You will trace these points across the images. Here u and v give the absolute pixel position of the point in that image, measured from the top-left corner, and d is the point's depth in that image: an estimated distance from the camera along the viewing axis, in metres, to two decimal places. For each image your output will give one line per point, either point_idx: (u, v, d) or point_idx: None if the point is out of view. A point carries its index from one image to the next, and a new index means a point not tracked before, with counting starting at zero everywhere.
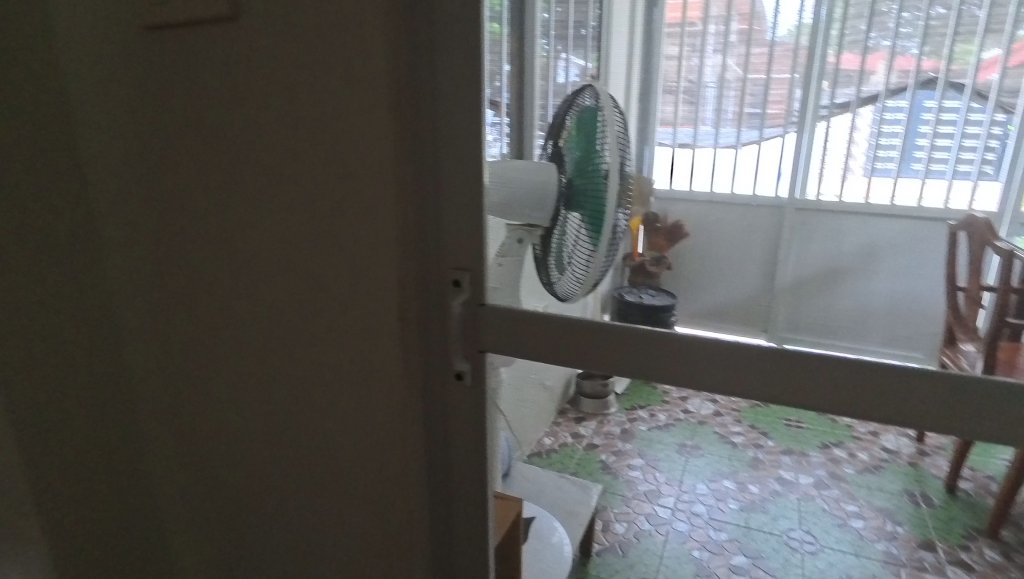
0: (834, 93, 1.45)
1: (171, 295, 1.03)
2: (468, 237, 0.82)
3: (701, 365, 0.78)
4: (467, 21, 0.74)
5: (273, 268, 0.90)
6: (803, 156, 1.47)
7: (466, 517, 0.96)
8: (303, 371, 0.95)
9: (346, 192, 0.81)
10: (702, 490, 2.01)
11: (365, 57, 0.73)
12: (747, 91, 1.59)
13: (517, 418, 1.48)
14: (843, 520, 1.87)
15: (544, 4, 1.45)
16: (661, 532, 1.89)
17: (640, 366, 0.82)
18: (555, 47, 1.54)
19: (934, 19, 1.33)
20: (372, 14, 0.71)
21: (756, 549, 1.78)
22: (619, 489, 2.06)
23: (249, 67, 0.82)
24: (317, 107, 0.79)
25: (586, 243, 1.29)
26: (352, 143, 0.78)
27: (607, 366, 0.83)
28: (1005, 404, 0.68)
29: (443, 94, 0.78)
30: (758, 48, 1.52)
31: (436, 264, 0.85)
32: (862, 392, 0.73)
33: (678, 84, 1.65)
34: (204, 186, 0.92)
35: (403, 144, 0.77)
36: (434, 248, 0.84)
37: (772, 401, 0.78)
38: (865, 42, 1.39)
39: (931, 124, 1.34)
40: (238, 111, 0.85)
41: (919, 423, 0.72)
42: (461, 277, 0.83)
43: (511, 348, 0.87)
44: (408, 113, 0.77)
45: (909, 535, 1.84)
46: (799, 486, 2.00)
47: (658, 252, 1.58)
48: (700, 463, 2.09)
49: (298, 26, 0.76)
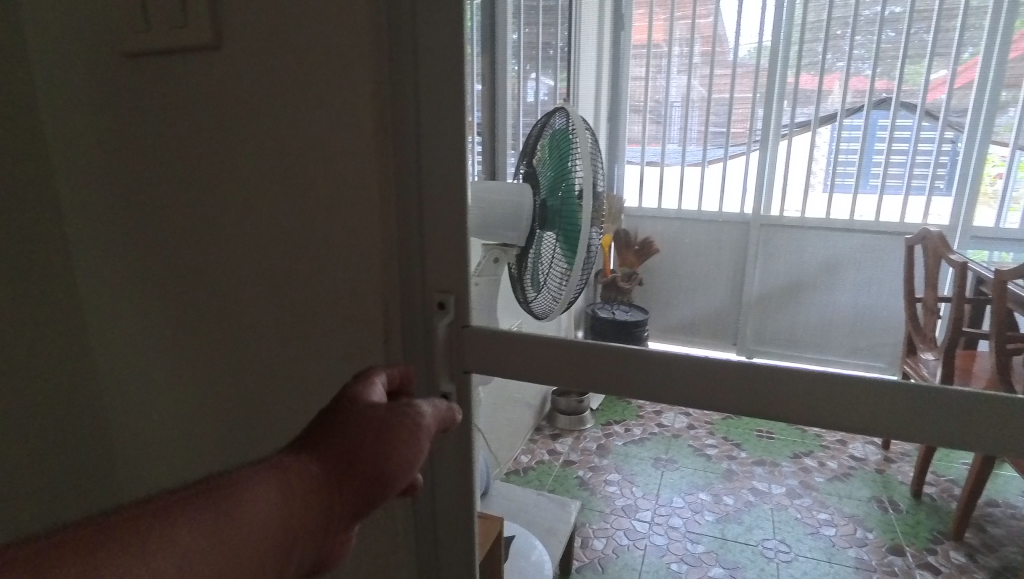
0: (794, 112, 1.35)
1: (153, 308, 1.19)
2: (450, 264, 0.95)
3: (673, 376, 0.90)
4: (447, 76, 0.87)
5: (273, 289, 1.04)
6: (767, 177, 1.43)
7: (450, 515, 1.08)
8: (294, 374, 1.08)
9: (334, 225, 0.96)
10: (677, 503, 2.30)
11: (360, 114, 0.89)
12: (712, 110, 1.47)
13: (497, 435, 1.50)
14: (814, 528, 2.20)
15: (514, 25, 1.44)
16: (638, 546, 2.14)
17: (617, 379, 0.94)
18: (525, 68, 1.58)
19: (885, 41, 1.18)
20: (367, 78, 0.87)
21: (733, 561, 2.07)
22: (596, 505, 2.29)
23: (247, 109, 0.96)
24: (310, 151, 0.93)
25: (561, 259, 1.58)
26: (346, 182, 0.93)
27: (583, 379, 0.96)
28: (951, 410, 0.80)
29: (424, 140, 0.91)
30: (721, 69, 1.40)
31: (422, 288, 0.97)
32: (820, 399, 0.85)
33: (646, 103, 1.60)
34: (194, 219, 1.08)
35: (393, 181, 0.91)
36: (418, 274, 0.96)
37: (745, 410, 0.89)
38: (822, 63, 1.25)
39: (885, 142, 1.28)
40: (231, 148, 0.99)
41: (862, 424, 0.85)
42: (446, 299, 0.96)
43: (495, 365, 0.99)
44: (395, 157, 0.91)
45: (879, 539, 2.19)
46: (773, 495, 2.34)
47: (629, 269, 1.74)
48: (678, 478, 2.38)
49: (302, 76, 0.90)
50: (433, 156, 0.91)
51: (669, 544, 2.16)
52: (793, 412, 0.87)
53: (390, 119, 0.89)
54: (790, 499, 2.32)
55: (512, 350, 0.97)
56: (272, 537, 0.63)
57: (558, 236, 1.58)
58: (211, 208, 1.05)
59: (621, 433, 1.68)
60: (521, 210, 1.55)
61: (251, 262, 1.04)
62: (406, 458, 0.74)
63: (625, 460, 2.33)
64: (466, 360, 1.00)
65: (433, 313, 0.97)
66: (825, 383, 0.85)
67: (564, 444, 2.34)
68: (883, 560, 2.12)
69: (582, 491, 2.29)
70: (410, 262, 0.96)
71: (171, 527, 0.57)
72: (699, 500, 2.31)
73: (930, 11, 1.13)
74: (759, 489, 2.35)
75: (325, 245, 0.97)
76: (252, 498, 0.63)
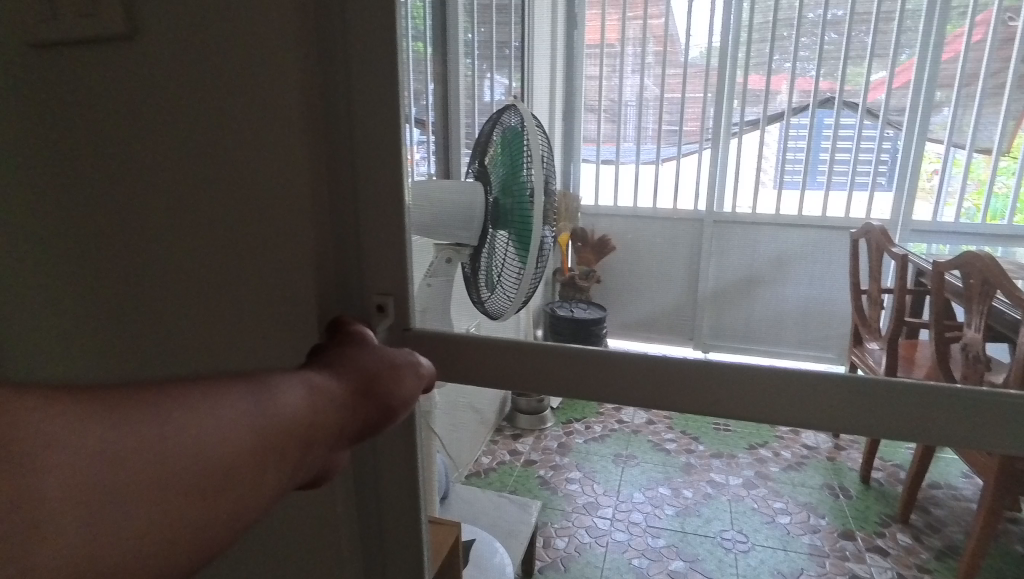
0: (744, 111, 1.40)
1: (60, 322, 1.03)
2: (393, 266, 0.82)
3: (624, 376, 0.83)
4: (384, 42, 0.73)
5: (186, 298, 0.91)
6: (719, 175, 1.46)
7: (401, 549, 0.95)
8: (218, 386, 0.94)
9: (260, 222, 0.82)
10: (639, 499, 2.14)
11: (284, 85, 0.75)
12: (666, 108, 1.51)
13: (452, 441, 1.48)
14: (771, 517, 2.08)
15: (465, 25, 1.46)
16: (601, 543, 2.02)
17: (571, 383, 0.86)
18: (480, 67, 1.60)
19: (827, 43, 1.28)
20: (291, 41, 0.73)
21: (691, 553, 1.94)
22: (557, 504, 2.16)
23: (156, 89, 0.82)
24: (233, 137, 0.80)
25: (515, 255, 1.46)
26: (273, 169, 0.79)
27: (538, 382, 0.87)
28: (907, 397, 0.76)
29: (359, 122, 0.77)
30: (673, 69, 1.45)
31: (360, 292, 0.84)
32: (778, 395, 0.80)
33: (600, 102, 1.60)
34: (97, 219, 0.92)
35: (323, 165, 0.78)
36: (356, 278, 0.84)
37: (694, 410, 0.83)
38: (770, 64, 1.33)
39: (830, 143, 1.33)
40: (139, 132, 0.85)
41: (819, 422, 0.80)
42: (386, 303, 0.84)
43: (441, 372, 0.90)
44: (326, 134, 0.78)
45: (831, 526, 2.05)
46: (728, 487, 2.11)
47: (587, 267, 1.66)
48: (639, 476, 2.06)
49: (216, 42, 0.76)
50: (368, 149, 0.78)
51: (631, 541, 2.04)
52: (747, 409, 0.81)
53: (322, 111, 0.77)
54: (746, 491, 2.15)
55: (457, 359, 0.88)
56: (303, 434, 0.54)
57: (511, 234, 1.46)
58: (107, 207, 0.91)
59: (582, 432, 1.68)
60: (472, 210, 1.45)
61: (162, 268, 0.91)
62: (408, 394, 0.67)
63: (585, 457, 2.07)
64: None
65: (372, 317, 0.84)
66: (769, 382, 0.80)
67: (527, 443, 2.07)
68: (834, 545, 2.01)
69: (544, 492, 2.12)
70: (339, 260, 0.83)
71: (215, 397, 0.48)
72: (658, 493, 2.12)
73: (867, 15, 1.25)
74: (717, 479, 2.06)
75: (252, 245, 0.84)
76: (287, 402, 0.53)
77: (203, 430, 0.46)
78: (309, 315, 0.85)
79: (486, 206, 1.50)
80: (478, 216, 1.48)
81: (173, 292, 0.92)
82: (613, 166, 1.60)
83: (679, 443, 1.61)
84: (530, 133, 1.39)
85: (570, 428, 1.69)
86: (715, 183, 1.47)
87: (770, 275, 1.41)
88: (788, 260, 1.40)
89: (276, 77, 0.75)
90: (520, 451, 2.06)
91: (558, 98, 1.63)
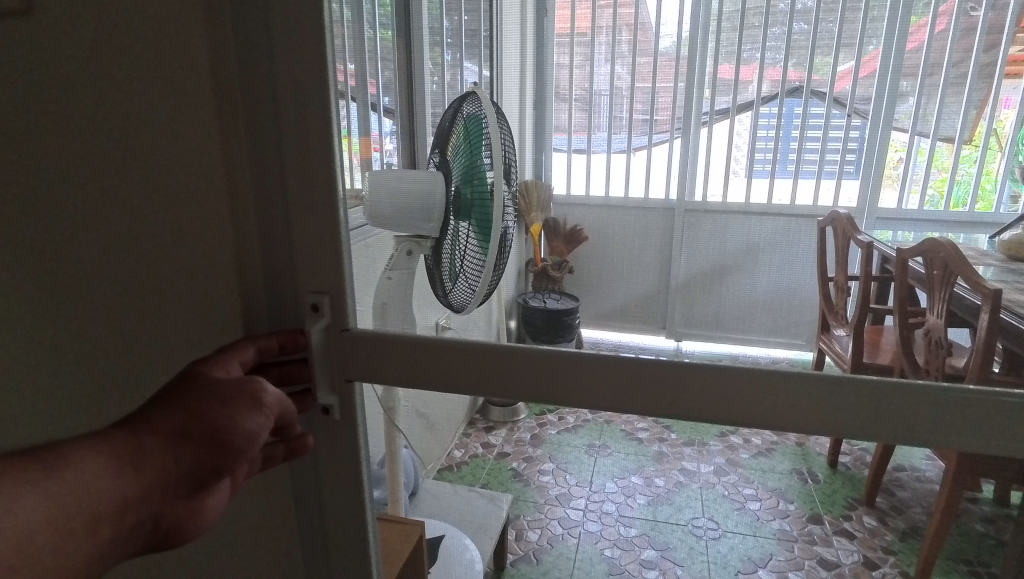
0: (713, 101, 1.41)
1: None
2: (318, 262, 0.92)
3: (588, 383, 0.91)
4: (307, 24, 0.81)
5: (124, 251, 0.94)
6: (691, 164, 1.50)
7: (342, 522, 1.06)
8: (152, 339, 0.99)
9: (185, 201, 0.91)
10: (610, 488, 1.75)
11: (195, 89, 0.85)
12: (636, 98, 1.52)
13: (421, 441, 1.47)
14: (741, 504, 1.66)
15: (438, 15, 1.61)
16: (574, 534, 1.77)
17: (538, 383, 0.93)
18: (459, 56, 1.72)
19: (797, 32, 1.26)
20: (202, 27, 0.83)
21: (663, 540, 1.64)
22: (530, 496, 1.88)
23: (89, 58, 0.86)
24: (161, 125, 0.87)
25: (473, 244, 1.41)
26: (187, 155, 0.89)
27: (513, 383, 0.93)
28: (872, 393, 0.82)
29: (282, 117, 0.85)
30: (643, 57, 1.47)
31: (294, 288, 0.94)
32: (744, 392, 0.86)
33: (571, 92, 1.64)
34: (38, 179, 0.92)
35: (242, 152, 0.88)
36: (289, 275, 0.94)
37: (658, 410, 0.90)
38: (739, 53, 1.34)
39: (800, 133, 1.31)
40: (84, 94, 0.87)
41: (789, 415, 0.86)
42: (320, 302, 0.93)
43: (407, 368, 0.96)
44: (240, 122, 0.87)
45: (799, 510, 1.69)
46: (699, 475, 1.68)
47: (558, 257, 1.76)
48: (609, 464, 1.65)
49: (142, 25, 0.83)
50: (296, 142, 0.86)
51: (602, 530, 1.74)
52: (698, 400, 0.88)
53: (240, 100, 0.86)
54: (718, 477, 1.63)
55: (438, 359, 0.94)
56: (115, 507, 0.63)
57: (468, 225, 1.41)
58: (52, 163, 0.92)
59: (556, 423, 1.57)
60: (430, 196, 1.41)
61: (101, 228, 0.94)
62: (250, 429, 0.75)
63: (558, 449, 1.70)
64: (349, 369, 0.97)
65: (307, 315, 0.94)
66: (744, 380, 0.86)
67: (497, 435, 1.68)
68: (802, 528, 1.67)
69: (514, 485, 1.87)
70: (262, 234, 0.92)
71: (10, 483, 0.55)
72: (632, 484, 1.68)
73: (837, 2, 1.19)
74: (690, 470, 1.64)
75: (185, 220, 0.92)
76: (83, 473, 0.61)
77: (26, 541, 0.55)
78: (257, 295, 0.96)
79: (447, 197, 1.43)
80: (436, 206, 1.42)
81: (102, 250, 0.95)
82: (585, 155, 1.66)
83: (652, 433, 1.45)
84: (483, 115, 1.31)
85: (543, 421, 1.59)
86: (684, 168, 1.51)
87: (743, 263, 1.43)
88: (759, 249, 1.41)
89: (191, 45, 0.83)
90: (489, 444, 1.71)
91: (528, 85, 1.68)
